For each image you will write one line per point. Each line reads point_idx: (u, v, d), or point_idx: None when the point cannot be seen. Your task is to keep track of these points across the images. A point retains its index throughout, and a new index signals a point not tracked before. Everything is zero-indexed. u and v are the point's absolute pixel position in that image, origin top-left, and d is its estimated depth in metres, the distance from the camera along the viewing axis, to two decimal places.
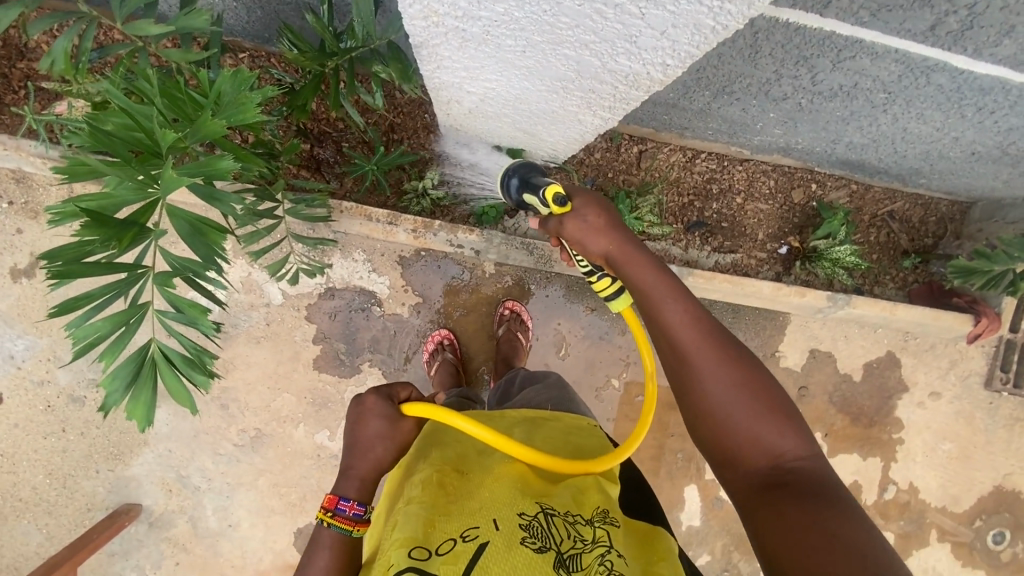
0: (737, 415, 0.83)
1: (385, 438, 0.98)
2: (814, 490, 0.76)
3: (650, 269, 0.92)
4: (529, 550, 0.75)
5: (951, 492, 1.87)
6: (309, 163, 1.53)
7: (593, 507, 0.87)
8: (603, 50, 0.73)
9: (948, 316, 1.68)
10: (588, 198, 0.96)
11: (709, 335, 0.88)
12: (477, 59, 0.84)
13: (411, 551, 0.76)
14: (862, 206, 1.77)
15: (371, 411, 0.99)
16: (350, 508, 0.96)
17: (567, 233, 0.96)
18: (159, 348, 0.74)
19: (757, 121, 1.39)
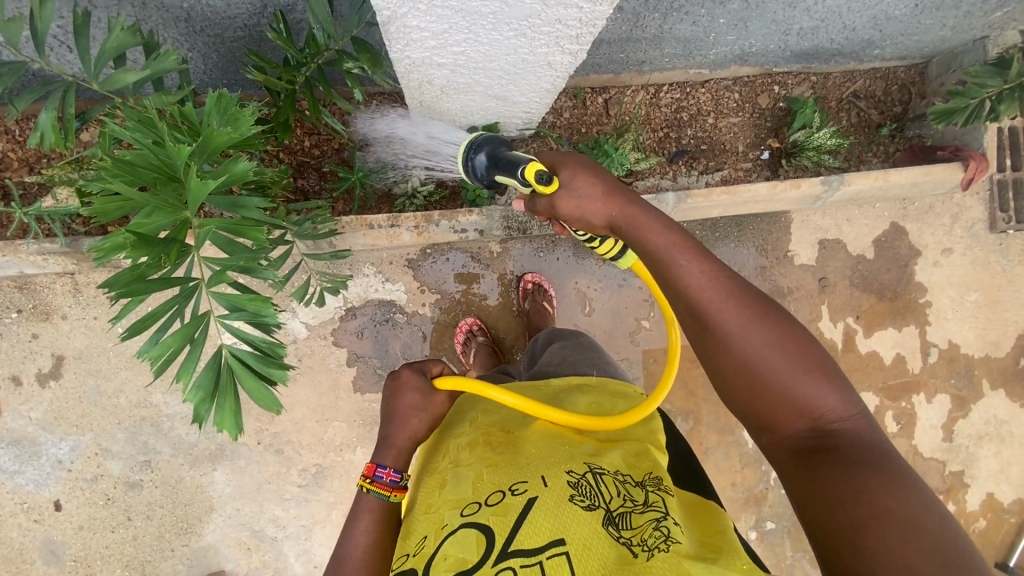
0: (771, 379, 0.82)
1: (418, 409, 1.10)
2: (856, 454, 0.77)
3: (660, 231, 0.89)
4: (577, 508, 0.80)
5: (989, 339, 1.92)
6: (297, 194, 1.60)
7: (644, 472, 0.91)
8: None
9: (939, 169, 1.71)
10: (578, 170, 0.89)
11: (733, 296, 0.85)
12: (444, 19, 0.87)
13: (463, 509, 0.86)
14: (826, 93, 1.84)
15: (406, 383, 1.12)
16: (386, 475, 1.06)
17: (561, 212, 0.91)
18: (231, 353, 0.76)
19: (709, 32, 1.45)
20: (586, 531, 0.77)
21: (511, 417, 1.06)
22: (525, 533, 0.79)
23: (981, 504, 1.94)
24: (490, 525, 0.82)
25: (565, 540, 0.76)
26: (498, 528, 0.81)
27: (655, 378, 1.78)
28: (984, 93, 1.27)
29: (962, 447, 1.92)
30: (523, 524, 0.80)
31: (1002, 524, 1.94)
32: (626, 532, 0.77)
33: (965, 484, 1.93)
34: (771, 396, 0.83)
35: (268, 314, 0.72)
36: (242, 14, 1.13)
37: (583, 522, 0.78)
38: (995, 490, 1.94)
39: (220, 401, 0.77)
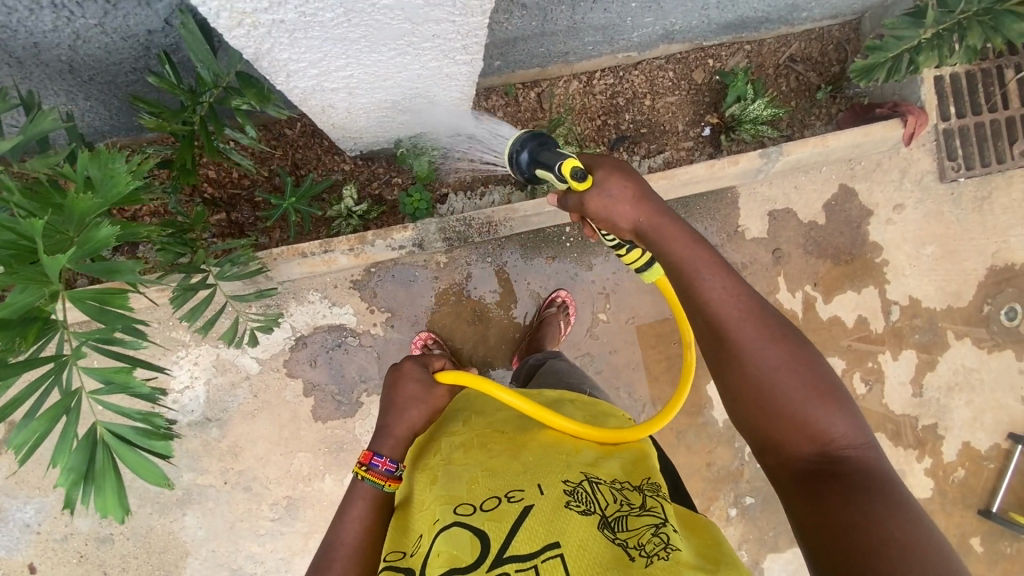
0: (784, 400, 0.86)
1: (417, 400, 1.22)
2: (863, 481, 0.80)
3: (687, 244, 0.93)
4: (574, 513, 0.86)
5: (950, 290, 1.91)
6: (232, 228, 1.61)
7: (642, 479, 0.98)
8: None
9: (878, 127, 1.68)
10: (612, 171, 0.93)
11: (753, 317, 0.90)
12: (315, 48, 0.83)
13: (457, 509, 0.92)
14: (762, 61, 1.81)
15: (406, 375, 1.25)
16: (381, 464, 1.14)
17: (590, 209, 0.94)
18: (106, 429, 0.73)
19: (626, 16, 1.41)
20: (582, 535, 0.82)
21: (506, 422, 1.13)
22: (521, 538, 0.84)
23: (958, 454, 1.95)
24: (485, 528, 0.86)
25: (561, 543, 0.81)
26: (494, 533, 0.86)
27: (619, 368, 1.77)
28: (902, 46, 1.22)
29: (933, 400, 1.92)
30: (520, 530, 0.85)
31: (982, 471, 1.95)
32: (622, 535, 0.83)
33: (940, 436, 1.94)
34: (784, 417, 0.86)
35: (135, 385, 0.71)
36: (127, 59, 1.08)
37: (580, 527, 0.83)
38: (971, 438, 1.95)
39: (99, 481, 0.75)
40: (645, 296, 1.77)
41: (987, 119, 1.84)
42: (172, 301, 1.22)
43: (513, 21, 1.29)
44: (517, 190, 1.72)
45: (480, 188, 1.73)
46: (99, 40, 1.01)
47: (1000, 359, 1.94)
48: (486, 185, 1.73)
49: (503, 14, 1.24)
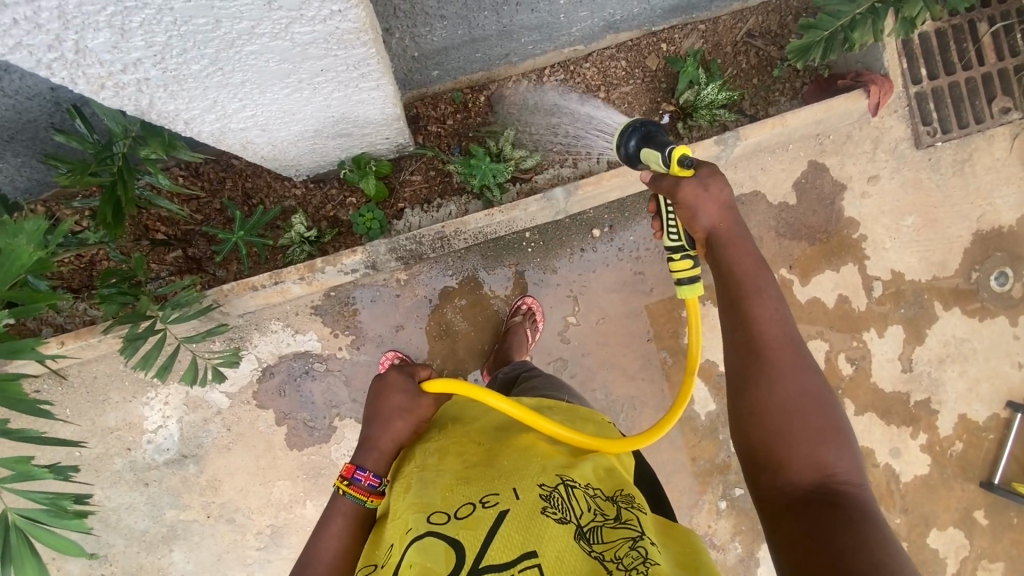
0: (798, 419, 0.87)
1: (404, 412, 1.14)
2: (859, 512, 0.79)
3: (749, 262, 0.99)
4: (549, 521, 0.82)
5: (934, 260, 1.84)
6: (190, 264, 1.59)
7: (615, 488, 0.96)
8: (274, 30, 0.66)
9: (840, 101, 1.61)
10: (716, 175, 1.00)
11: (791, 340, 0.94)
12: (200, 97, 0.80)
13: (430, 517, 0.87)
14: (719, 40, 1.74)
15: (393, 387, 1.18)
16: (365, 479, 1.08)
17: (681, 195, 0.99)
18: (17, 514, 0.87)
19: (558, 13, 1.35)
20: (560, 545, 0.79)
21: (486, 432, 1.07)
22: (496, 547, 0.80)
23: (955, 427, 1.88)
24: (460, 538, 0.82)
25: (538, 553, 0.78)
26: (468, 543, 0.80)
27: (595, 370, 1.74)
28: (838, 23, 1.16)
29: (923, 374, 1.86)
30: (495, 537, 0.81)
31: (981, 443, 1.88)
32: (598, 547, 0.80)
33: (934, 411, 1.88)
34: (796, 434, 0.87)
35: (35, 473, 0.81)
36: (39, 114, 1.05)
37: (557, 537, 0.80)
38: (967, 410, 1.88)
39: (19, 562, 0.89)
40: (614, 295, 1.73)
41: (963, 77, 1.75)
42: (122, 351, 1.22)
43: (439, 31, 1.23)
44: (473, 200, 1.66)
45: (437, 200, 1.67)
46: (4, 101, 0.99)
47: (992, 326, 1.87)
48: (442, 197, 1.67)
49: (424, 27, 1.19)
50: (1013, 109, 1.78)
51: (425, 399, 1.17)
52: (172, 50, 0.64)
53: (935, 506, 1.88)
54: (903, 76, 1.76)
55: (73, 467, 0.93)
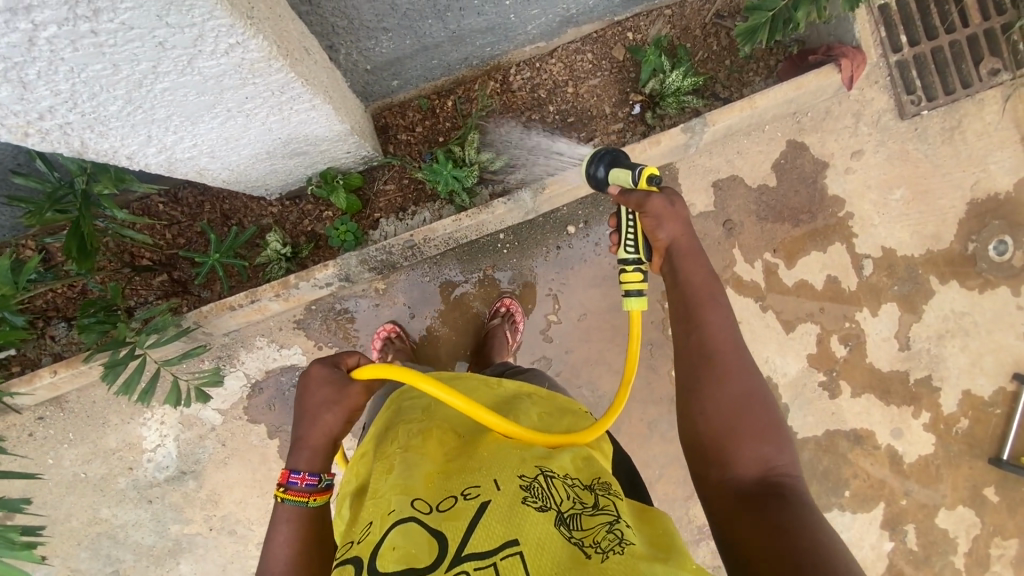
0: (745, 418, 0.87)
1: (331, 404, 1.01)
2: (801, 504, 0.78)
3: (703, 273, 1.00)
4: (529, 510, 0.76)
5: (927, 233, 1.78)
6: (175, 286, 1.62)
7: (593, 477, 0.88)
8: (176, 68, 0.68)
9: (810, 78, 1.56)
10: (677, 196, 1.02)
11: (739, 345, 0.94)
12: (131, 134, 0.82)
13: (413, 502, 0.80)
14: (686, 24, 1.70)
15: (315, 379, 1.03)
16: (302, 480, 0.97)
17: (650, 206, 0.99)
18: None
19: (508, 14, 1.35)
20: (543, 536, 0.72)
21: (461, 423, 1.00)
22: (478, 535, 0.73)
23: (959, 403, 1.82)
24: (442, 529, 0.74)
25: (520, 541, 0.71)
26: (451, 533, 0.74)
27: (580, 367, 1.74)
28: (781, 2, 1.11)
29: (922, 351, 1.81)
30: (477, 528, 0.74)
31: (988, 418, 1.82)
32: (578, 533, 0.74)
33: (936, 388, 1.82)
34: (742, 432, 0.86)
35: None
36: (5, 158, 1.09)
37: (537, 525, 0.73)
38: (971, 385, 1.82)
39: None
40: (595, 290, 1.72)
41: (945, 41, 1.69)
42: (103, 376, 1.26)
43: (387, 43, 1.24)
44: (446, 206, 1.65)
45: (411, 208, 1.66)
46: None
47: (994, 297, 1.80)
48: (416, 204, 1.67)
49: (371, 41, 1.20)
50: (1002, 71, 1.71)
51: (355, 386, 1.02)
52: (81, 96, 0.67)
53: (943, 486, 1.83)
54: (882, 45, 1.71)
55: (26, 500, 1.11)
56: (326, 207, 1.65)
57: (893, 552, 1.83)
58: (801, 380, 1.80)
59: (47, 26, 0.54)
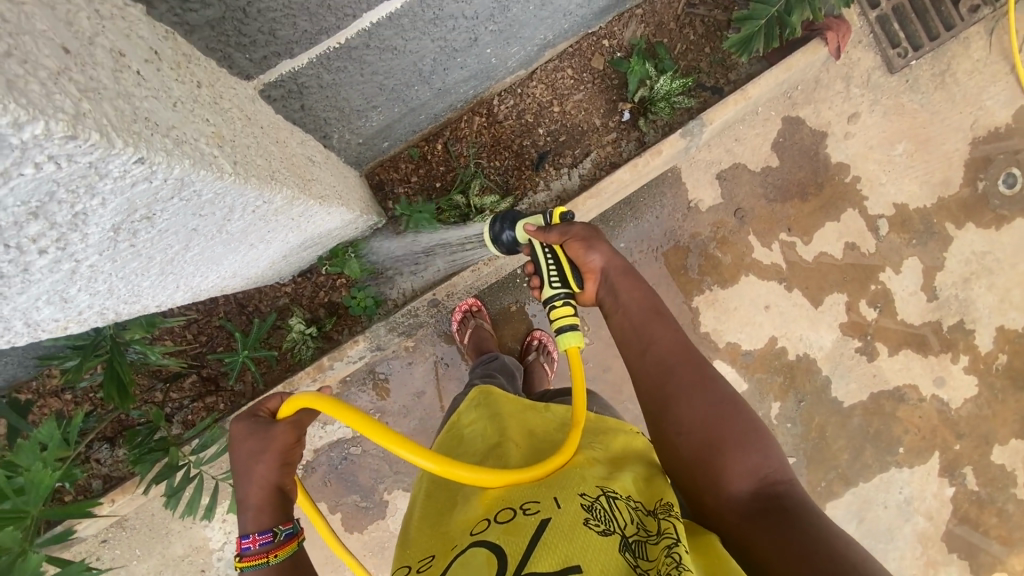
0: (722, 427, 0.85)
1: (258, 453, 0.87)
2: (803, 510, 0.75)
3: (641, 291, 1.03)
4: (591, 533, 0.67)
5: (936, 181, 1.78)
6: (208, 384, 1.58)
7: (655, 499, 0.78)
8: (198, 240, 0.68)
9: (798, 57, 1.59)
10: (590, 227, 1.09)
11: (691, 352, 0.94)
12: (163, 291, 0.82)
13: (473, 529, 0.76)
14: (661, 19, 1.66)
15: (240, 434, 0.90)
16: (254, 542, 0.82)
17: (572, 235, 1.07)
18: None
19: (489, 59, 1.30)
20: (608, 561, 0.64)
21: (517, 437, 0.96)
22: (538, 555, 0.65)
23: (995, 341, 1.83)
24: (501, 543, 0.69)
25: (583, 567, 0.62)
26: (510, 546, 0.68)
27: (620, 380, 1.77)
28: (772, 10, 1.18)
29: (951, 298, 1.81)
30: (538, 544, 0.67)
31: None
32: (643, 563, 0.65)
33: (970, 331, 1.82)
34: (724, 446, 0.83)
35: None
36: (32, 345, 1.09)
37: (598, 548, 0.65)
38: (1003, 321, 1.82)
39: None
40: None
41: None
42: (169, 505, 1.27)
43: (377, 116, 1.20)
44: (459, 251, 1.63)
45: (423, 259, 1.63)
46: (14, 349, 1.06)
47: (1012, 231, 1.80)
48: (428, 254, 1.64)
49: (362, 119, 1.17)
50: (982, 5, 1.69)
51: (278, 427, 0.88)
52: (118, 288, 0.67)
53: (993, 423, 1.85)
54: (860, 3, 1.70)
55: None
56: (339, 279, 1.61)
57: (956, 496, 1.86)
58: (837, 350, 1.81)
59: (88, 256, 0.57)
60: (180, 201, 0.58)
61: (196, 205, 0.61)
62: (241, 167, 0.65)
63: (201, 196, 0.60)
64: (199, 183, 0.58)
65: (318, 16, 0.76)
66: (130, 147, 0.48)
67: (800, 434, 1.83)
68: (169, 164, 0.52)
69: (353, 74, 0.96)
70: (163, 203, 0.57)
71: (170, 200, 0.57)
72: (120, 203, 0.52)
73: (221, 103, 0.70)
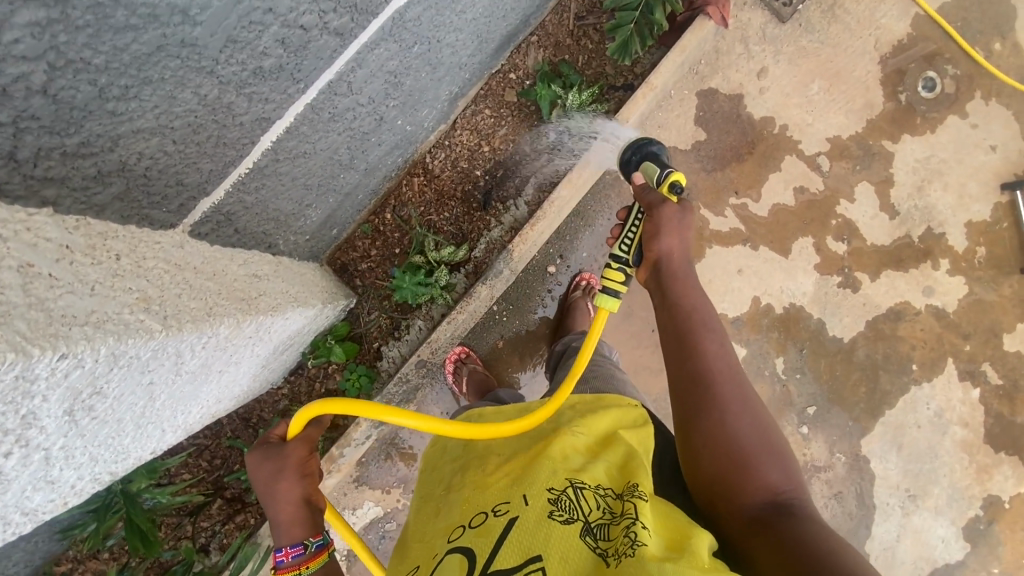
0: (747, 442, 0.89)
1: (277, 474, 0.90)
2: (814, 525, 0.80)
3: (698, 300, 1.06)
4: (556, 524, 0.71)
5: (860, 106, 1.83)
6: (233, 503, 1.60)
7: (627, 481, 0.79)
8: (156, 389, 0.77)
9: (688, 39, 1.68)
10: (684, 209, 1.09)
11: (733, 371, 0.98)
12: (153, 440, 0.89)
13: (451, 535, 0.79)
14: (556, 39, 1.74)
15: (255, 462, 0.92)
16: (287, 555, 0.87)
17: (659, 213, 1.09)
18: None
19: (404, 128, 1.38)
20: (568, 553, 0.68)
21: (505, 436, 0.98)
22: (505, 552, 0.70)
23: (967, 236, 1.85)
24: (472, 545, 0.73)
25: (544, 557, 0.68)
26: (480, 547, 0.72)
27: None
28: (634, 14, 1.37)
29: (911, 210, 1.84)
30: (503, 544, 0.71)
31: (1000, 236, 1.85)
32: (603, 543, 0.68)
33: (941, 234, 1.85)
34: (744, 460, 0.88)
35: None
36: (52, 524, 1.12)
37: (561, 540, 0.69)
38: (969, 216, 1.85)
39: None
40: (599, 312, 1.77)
41: None
42: None
43: (314, 213, 1.27)
44: (432, 306, 1.68)
45: (403, 322, 1.69)
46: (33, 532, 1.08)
47: (947, 130, 1.84)
48: (407, 317, 1.69)
49: (301, 219, 1.23)
50: None
51: (291, 445, 0.92)
52: (101, 453, 0.76)
53: (994, 315, 1.85)
54: None
55: None
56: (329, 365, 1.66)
57: (984, 396, 1.85)
58: (820, 291, 1.83)
59: (54, 441, 0.65)
60: (121, 368, 0.67)
61: (139, 365, 0.70)
62: (173, 320, 0.74)
63: (141, 356, 0.69)
64: (132, 348, 0.67)
65: (219, 154, 0.85)
66: (50, 348, 0.56)
67: (812, 381, 1.84)
68: (94, 347, 0.61)
69: (273, 188, 1.03)
70: (107, 377, 0.66)
71: (113, 370, 0.66)
72: (66, 392, 0.61)
73: (146, 262, 0.79)
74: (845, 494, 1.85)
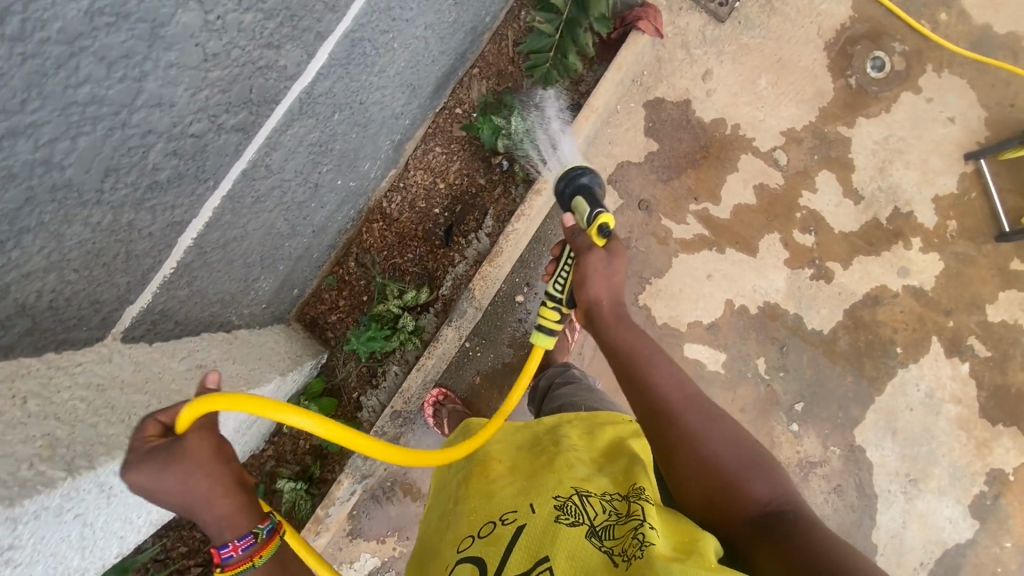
0: (723, 466, 0.88)
1: (188, 473, 0.75)
2: (810, 527, 0.79)
3: (640, 336, 1.03)
4: (562, 527, 0.77)
5: (810, 95, 1.81)
6: None
7: (630, 484, 0.84)
8: (80, 519, 0.84)
9: (624, 56, 1.67)
10: (614, 257, 1.07)
11: (692, 398, 0.96)
12: (102, 548, 0.98)
13: (461, 545, 0.85)
14: (495, 70, 1.74)
15: (145, 470, 0.75)
16: (234, 548, 0.75)
17: (588, 259, 1.06)
18: None
19: (348, 185, 1.38)
20: (575, 557, 0.73)
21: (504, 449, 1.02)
22: (514, 558, 0.76)
23: (937, 211, 1.83)
24: (483, 554, 0.79)
25: (552, 558, 0.73)
26: (493, 554, 0.78)
27: None
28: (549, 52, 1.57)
29: (876, 192, 1.82)
30: (513, 550, 0.77)
31: (970, 206, 1.82)
32: (610, 542, 0.74)
33: (909, 213, 1.83)
34: (727, 481, 0.87)
35: None
36: None
37: (568, 542, 0.75)
38: (936, 190, 1.83)
39: None
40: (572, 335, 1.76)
41: None
42: None
43: (265, 283, 1.31)
44: (405, 351, 1.68)
45: (379, 370, 1.69)
46: None
47: (902, 107, 1.82)
48: (382, 364, 1.69)
49: (253, 292, 1.29)
50: None
51: (189, 438, 0.76)
52: None
53: (974, 287, 1.82)
54: None
55: None
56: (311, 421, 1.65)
57: (974, 370, 1.82)
58: (794, 286, 1.81)
59: None
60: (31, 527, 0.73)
61: (48, 516, 0.76)
62: (75, 464, 0.80)
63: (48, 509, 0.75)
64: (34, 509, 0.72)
65: (131, 263, 0.90)
66: None
67: (797, 378, 1.82)
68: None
69: (211, 272, 1.11)
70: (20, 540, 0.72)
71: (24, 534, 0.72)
72: None
73: (51, 400, 0.84)
74: (844, 487, 1.82)
